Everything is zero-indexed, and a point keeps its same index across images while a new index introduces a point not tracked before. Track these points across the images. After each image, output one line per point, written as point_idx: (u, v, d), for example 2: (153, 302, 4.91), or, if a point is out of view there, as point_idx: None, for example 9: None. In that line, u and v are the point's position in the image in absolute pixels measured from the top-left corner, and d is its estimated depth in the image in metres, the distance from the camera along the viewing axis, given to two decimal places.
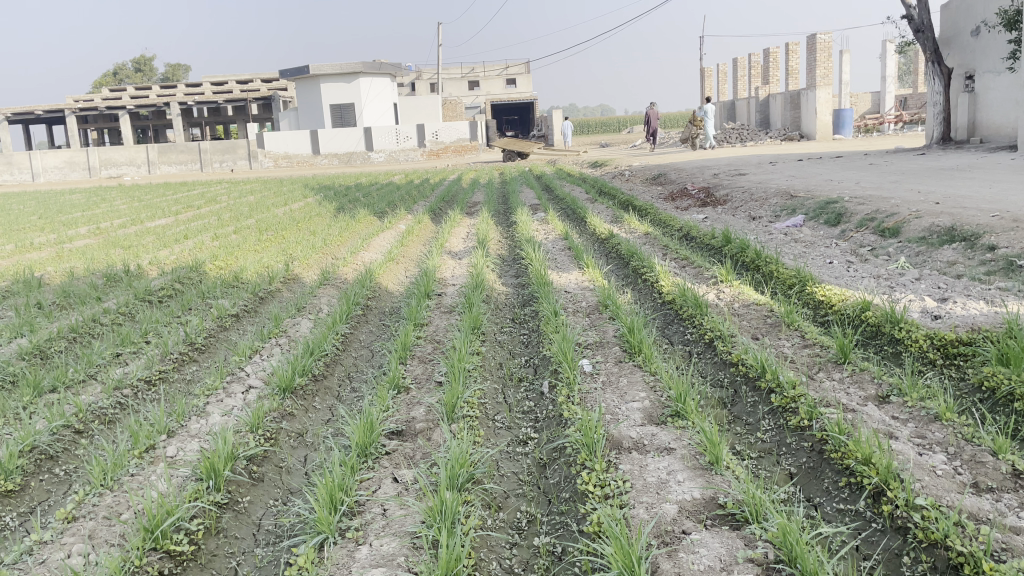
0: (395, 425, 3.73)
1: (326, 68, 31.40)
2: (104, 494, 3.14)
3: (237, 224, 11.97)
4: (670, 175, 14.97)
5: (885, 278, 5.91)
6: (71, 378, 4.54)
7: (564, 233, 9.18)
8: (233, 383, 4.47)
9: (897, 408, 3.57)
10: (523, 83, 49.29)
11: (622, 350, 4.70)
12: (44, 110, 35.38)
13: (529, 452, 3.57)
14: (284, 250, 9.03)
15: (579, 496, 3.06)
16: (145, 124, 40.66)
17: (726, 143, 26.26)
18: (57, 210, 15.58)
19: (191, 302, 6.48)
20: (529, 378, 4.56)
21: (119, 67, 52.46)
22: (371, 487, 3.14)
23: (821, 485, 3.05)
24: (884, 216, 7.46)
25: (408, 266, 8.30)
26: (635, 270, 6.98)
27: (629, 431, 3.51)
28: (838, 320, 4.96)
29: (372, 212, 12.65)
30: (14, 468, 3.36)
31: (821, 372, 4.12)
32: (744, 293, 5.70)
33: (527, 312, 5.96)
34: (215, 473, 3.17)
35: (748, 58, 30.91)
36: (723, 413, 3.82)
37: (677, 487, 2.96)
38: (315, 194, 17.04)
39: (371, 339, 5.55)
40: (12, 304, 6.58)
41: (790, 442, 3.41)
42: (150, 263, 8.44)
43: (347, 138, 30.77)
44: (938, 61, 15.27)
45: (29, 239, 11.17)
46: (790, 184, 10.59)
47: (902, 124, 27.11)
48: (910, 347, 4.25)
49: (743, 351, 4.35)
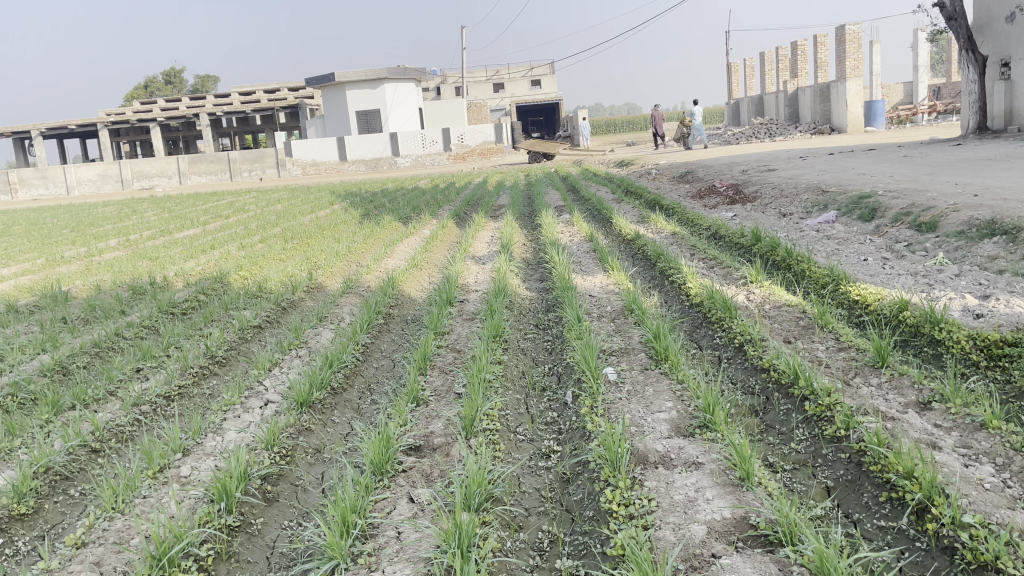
0: (413, 441, 3.62)
1: (351, 75, 31.54)
2: (115, 518, 3.06)
3: (263, 232, 12.01)
4: (697, 172, 14.73)
5: (923, 275, 5.68)
6: (90, 396, 4.47)
7: (589, 235, 9.04)
8: (252, 398, 4.38)
9: (939, 415, 3.37)
10: (548, 83, 49.16)
11: (648, 356, 4.54)
12: (78, 125, 35.99)
13: (552, 466, 3.43)
14: (309, 258, 8.99)
15: (603, 514, 2.92)
16: (175, 136, 41.21)
17: (754, 138, 25.87)
18: (88, 223, 15.76)
19: (215, 314, 6.41)
20: (552, 388, 4.41)
21: (149, 79, 53.39)
22: (386, 508, 3.04)
23: (860, 501, 2.87)
24: (920, 210, 7.20)
25: (431, 272, 8.23)
26: (662, 272, 6.82)
27: (654, 444, 3.37)
28: (874, 322, 4.75)
29: (397, 218, 12.61)
30: (27, 491, 3.30)
31: (858, 377, 3.93)
32: (775, 294, 5.51)
33: (551, 318, 5.81)
34: (227, 494, 3.09)
35: (776, 52, 30.47)
36: (755, 422, 3.65)
37: (706, 506, 2.81)
38: (342, 200, 17.06)
39: (392, 349, 5.46)
40: (38, 319, 6.57)
41: (827, 454, 3.24)
42: (176, 275, 8.43)
43: (373, 143, 30.85)
44: (972, 49, 14.84)
45: (59, 252, 11.31)
46: (821, 179, 10.33)
47: (936, 115, 26.54)
48: (952, 349, 4.04)
49: (775, 356, 4.16)
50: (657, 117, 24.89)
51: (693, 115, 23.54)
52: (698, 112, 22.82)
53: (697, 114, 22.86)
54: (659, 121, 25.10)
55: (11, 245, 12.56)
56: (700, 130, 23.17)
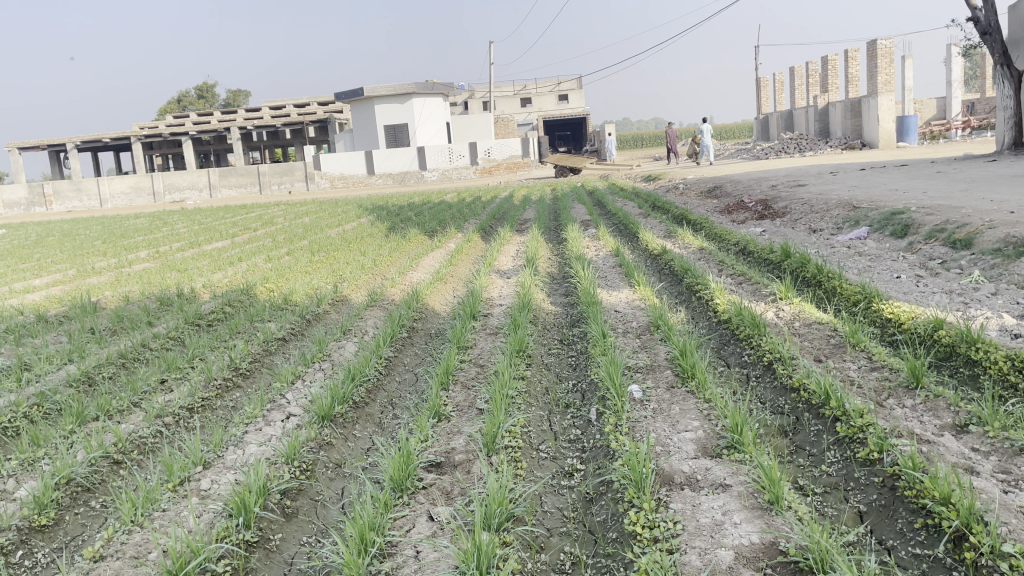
0: (434, 457, 3.57)
1: (380, 89, 31.81)
2: (134, 531, 3.05)
3: (291, 245, 12.06)
4: (725, 188, 14.60)
5: (958, 293, 5.54)
6: (115, 406, 4.47)
7: (615, 249, 8.97)
8: (274, 411, 4.37)
9: (977, 439, 3.25)
10: (575, 98, 49.21)
11: (674, 374, 4.45)
12: (112, 138, 36.62)
13: (574, 486, 3.36)
14: (335, 271, 9.00)
15: (627, 537, 2.85)
16: (207, 149, 41.78)
17: (783, 153, 25.66)
18: (119, 235, 15.95)
19: (240, 326, 6.42)
20: (576, 405, 4.34)
21: (182, 94, 54.27)
22: (404, 527, 2.99)
23: (894, 527, 2.77)
24: (955, 226, 7.04)
25: (456, 285, 8.20)
26: (689, 287, 6.73)
27: (680, 465, 3.29)
28: (908, 341, 4.63)
29: (424, 231, 12.61)
30: (48, 502, 3.30)
31: (891, 398, 3.81)
32: (805, 311, 5.40)
33: (576, 333, 5.75)
34: (245, 509, 3.06)
35: (805, 66, 30.23)
36: (784, 443, 3.56)
37: (733, 530, 2.73)
38: (368, 213, 17.13)
39: (415, 363, 5.43)
40: (66, 330, 6.63)
41: (859, 477, 3.14)
42: (203, 286, 8.47)
43: (401, 157, 31.03)
44: (1007, 64, 14.63)
45: (90, 263, 11.44)
46: (853, 195, 10.16)
47: (970, 130, 26.16)
48: (989, 369, 3.91)
49: (805, 375, 4.06)
50: (668, 135, 25.61)
51: (704, 133, 23.63)
52: (707, 130, 23.00)
53: (703, 131, 23.14)
54: (673, 137, 26.14)
55: (43, 256, 12.73)
56: (708, 147, 23.35)
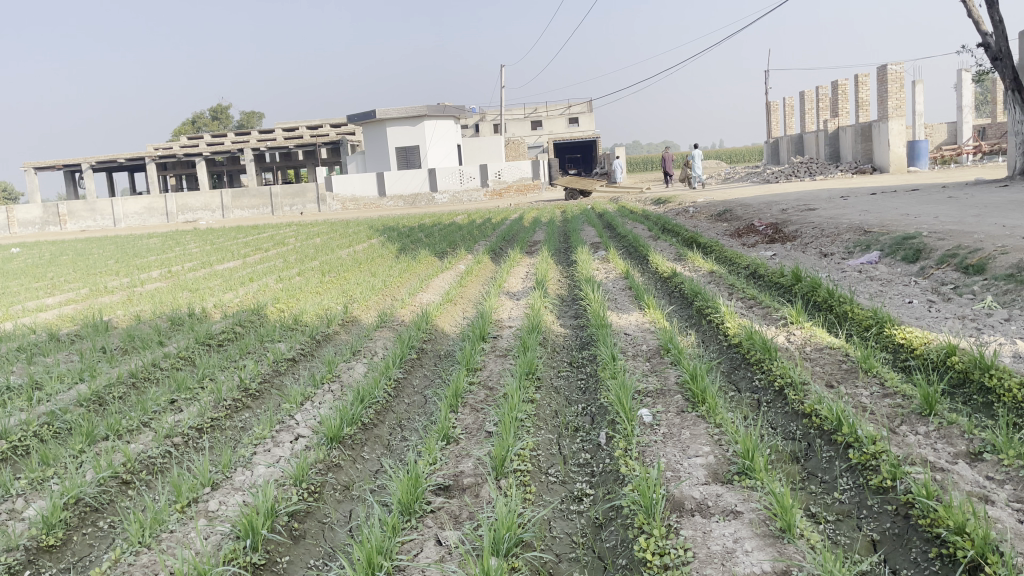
0: (442, 480, 3.55)
1: (392, 111, 32.10)
2: (141, 552, 3.05)
3: (302, 265, 12.13)
4: (735, 211, 14.58)
5: (971, 318, 5.51)
6: (124, 426, 4.47)
7: (625, 272, 8.97)
8: (282, 433, 4.36)
9: (991, 467, 3.22)
10: (586, 121, 49.48)
11: (685, 398, 4.42)
12: (126, 159, 36.99)
13: (584, 511, 3.34)
14: (345, 291, 9.03)
15: (637, 564, 2.83)
16: (220, 170, 42.14)
17: (793, 177, 25.70)
18: (132, 254, 16.09)
19: (250, 346, 6.44)
20: (585, 429, 4.31)
21: (197, 115, 54.91)
22: (412, 551, 2.97)
23: (908, 556, 2.74)
24: (967, 252, 7.00)
25: (465, 307, 8.20)
26: (700, 310, 6.72)
27: (691, 490, 3.27)
28: (921, 367, 4.59)
29: (434, 253, 12.64)
30: (57, 523, 3.30)
31: (903, 425, 3.78)
32: (817, 336, 5.37)
33: (585, 356, 5.73)
34: (253, 532, 3.06)
35: (816, 91, 30.31)
36: (796, 470, 3.53)
37: (745, 558, 2.70)
38: (379, 234, 17.22)
39: (424, 384, 5.42)
40: (78, 349, 6.65)
41: (871, 505, 3.11)
42: (215, 306, 8.51)
43: (412, 179, 31.19)
44: (1018, 90, 14.65)
45: (103, 282, 11.53)
46: (864, 219, 10.13)
47: (982, 155, 26.11)
48: (1003, 397, 3.86)
49: (817, 400, 4.04)
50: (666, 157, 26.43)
51: (693, 158, 23.99)
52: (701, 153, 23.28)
53: (697, 156, 23.47)
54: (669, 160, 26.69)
55: (56, 275, 12.85)
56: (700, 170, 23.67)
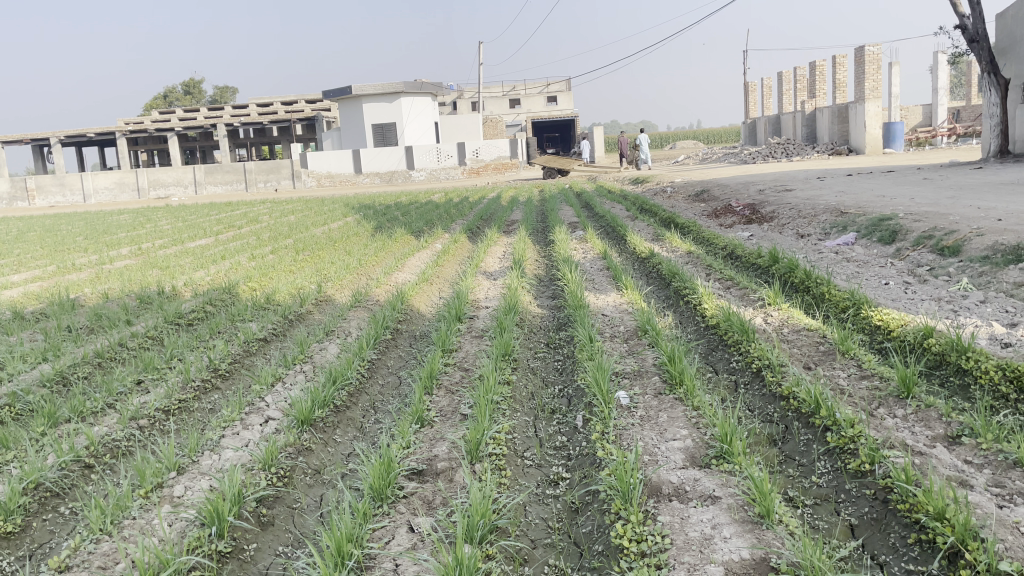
0: (416, 465, 3.47)
1: (368, 88, 31.66)
2: (102, 540, 2.94)
3: (276, 243, 11.92)
4: (714, 191, 14.58)
5: (947, 300, 5.50)
6: (88, 408, 4.33)
7: (602, 252, 8.91)
8: (252, 415, 4.25)
9: (969, 451, 3.19)
10: (564, 100, 49.33)
11: (662, 380, 4.37)
12: (96, 133, 36.23)
13: (559, 495, 3.28)
14: (319, 270, 8.87)
15: (613, 550, 2.78)
16: (193, 145, 41.43)
17: (771, 157, 25.77)
18: (102, 230, 15.69)
19: (221, 325, 6.30)
20: (562, 411, 4.25)
21: (169, 90, 53.98)
22: (383, 538, 2.90)
23: (886, 541, 2.71)
24: (943, 233, 7.01)
25: (441, 287, 8.09)
26: (677, 291, 6.68)
27: (669, 475, 3.22)
28: (897, 348, 4.58)
29: (410, 231, 12.49)
30: (15, 508, 3.18)
31: (881, 408, 3.75)
32: (793, 317, 5.35)
33: (562, 337, 5.66)
34: (218, 518, 2.96)
35: (794, 72, 30.34)
36: (774, 453, 3.49)
37: (723, 545, 2.66)
38: (355, 212, 17.02)
39: (399, 365, 5.33)
40: (42, 328, 6.46)
41: (850, 489, 3.08)
42: (185, 285, 8.31)
43: (389, 156, 30.86)
44: (994, 72, 14.60)
45: (71, 259, 11.27)
46: (841, 200, 10.13)
47: (956, 137, 26.36)
48: (980, 379, 3.85)
49: (795, 383, 4.01)
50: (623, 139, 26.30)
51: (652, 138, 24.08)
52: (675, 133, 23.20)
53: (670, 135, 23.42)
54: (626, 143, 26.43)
55: (23, 251, 12.52)
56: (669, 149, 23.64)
